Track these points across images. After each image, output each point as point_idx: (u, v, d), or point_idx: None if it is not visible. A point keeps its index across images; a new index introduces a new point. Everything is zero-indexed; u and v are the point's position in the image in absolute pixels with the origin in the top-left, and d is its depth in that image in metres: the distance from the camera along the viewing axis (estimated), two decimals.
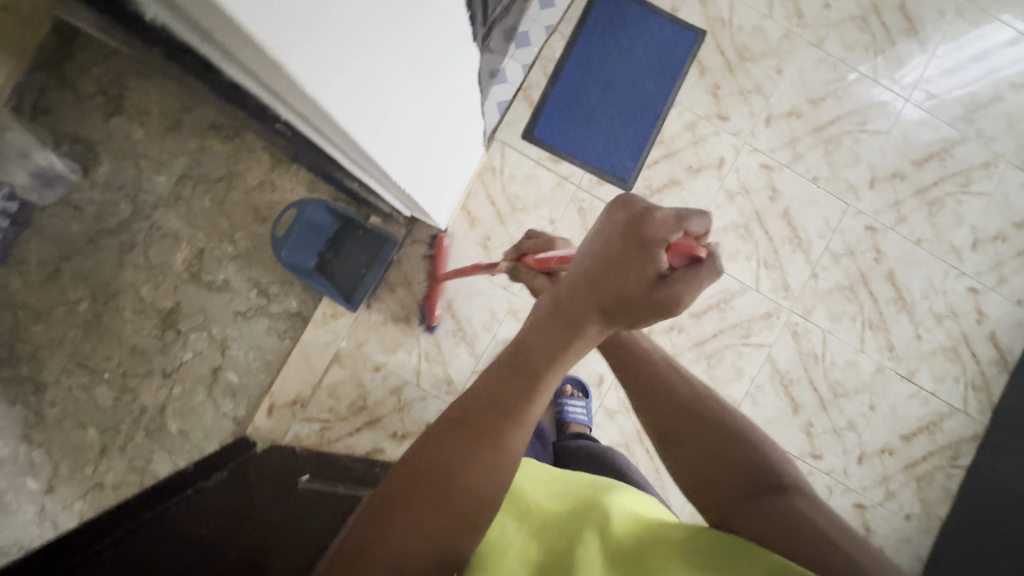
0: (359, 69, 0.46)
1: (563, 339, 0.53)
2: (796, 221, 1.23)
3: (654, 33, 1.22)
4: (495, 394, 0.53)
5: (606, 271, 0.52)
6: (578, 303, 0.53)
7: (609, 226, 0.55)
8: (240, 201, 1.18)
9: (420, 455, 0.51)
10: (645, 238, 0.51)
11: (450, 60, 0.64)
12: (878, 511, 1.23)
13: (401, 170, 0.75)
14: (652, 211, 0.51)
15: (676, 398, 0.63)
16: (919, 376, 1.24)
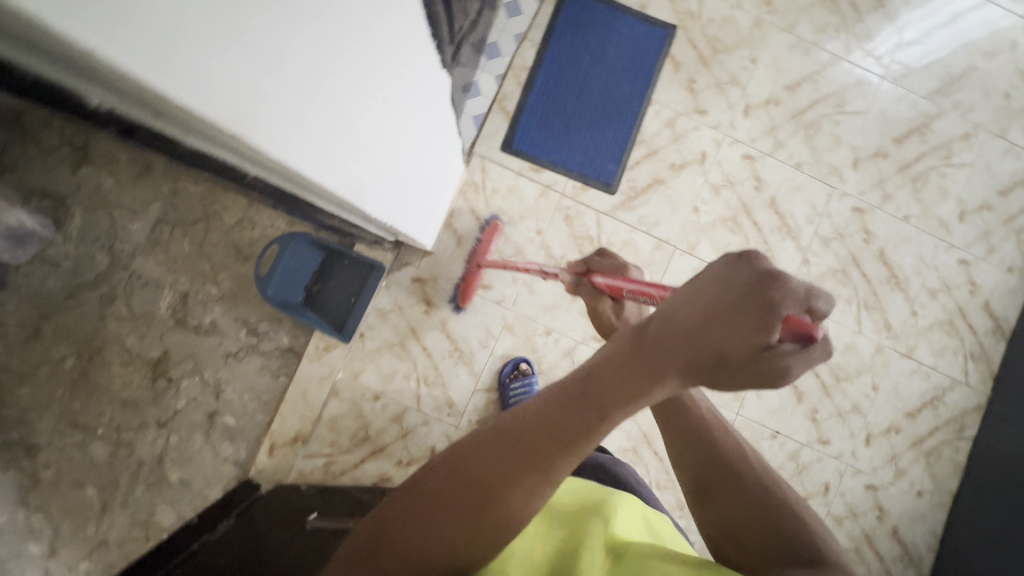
0: (323, 118, 0.45)
1: (635, 388, 0.42)
2: (783, 210, 1.23)
3: (624, 32, 1.21)
4: (549, 426, 0.44)
5: (707, 326, 0.38)
6: (666, 351, 0.40)
7: (718, 276, 0.39)
8: (221, 241, 1.15)
9: (459, 464, 0.46)
10: (769, 303, 0.36)
11: (415, 90, 0.62)
12: (890, 490, 1.23)
13: (381, 204, 0.73)
14: (779, 278, 0.36)
15: (721, 465, 0.62)
16: (918, 352, 1.24)
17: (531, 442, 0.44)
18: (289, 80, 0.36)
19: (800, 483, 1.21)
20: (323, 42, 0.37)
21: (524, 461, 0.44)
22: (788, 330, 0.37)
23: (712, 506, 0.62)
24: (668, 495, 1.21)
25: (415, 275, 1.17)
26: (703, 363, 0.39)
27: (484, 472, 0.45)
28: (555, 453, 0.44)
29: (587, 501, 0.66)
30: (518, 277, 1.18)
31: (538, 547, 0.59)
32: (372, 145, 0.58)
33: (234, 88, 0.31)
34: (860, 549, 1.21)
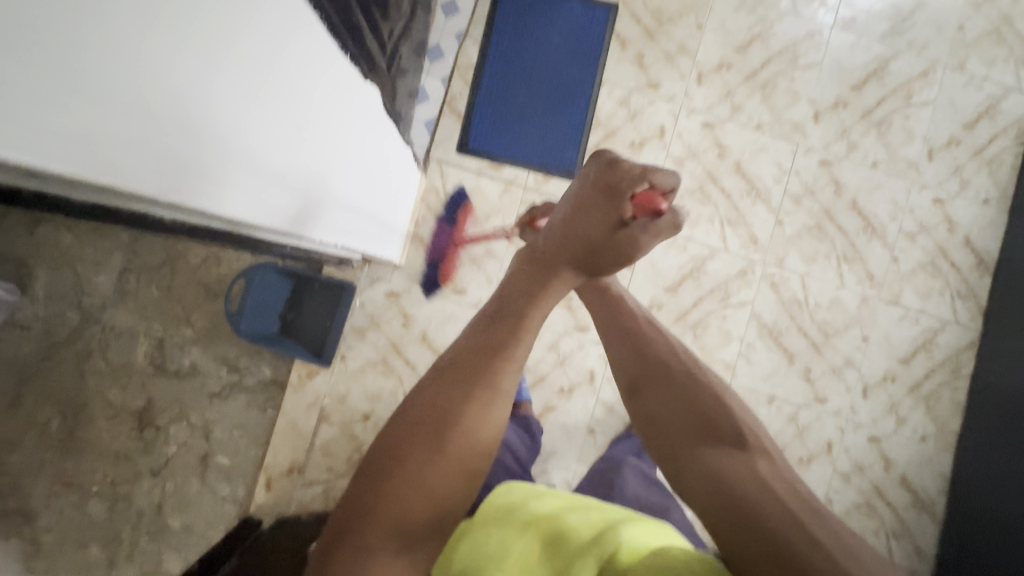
0: (247, 165, 0.49)
1: (542, 280, 0.64)
2: (750, 173, 1.21)
3: (566, 16, 1.19)
4: (484, 341, 0.59)
5: (577, 221, 0.64)
6: (563, 242, 0.64)
7: (586, 183, 0.66)
8: (190, 282, 1.14)
9: (415, 403, 0.56)
10: (614, 190, 0.63)
11: (354, 126, 0.68)
12: (893, 439, 1.22)
13: (329, 230, 0.77)
14: (625, 166, 0.63)
15: (656, 368, 0.68)
16: (904, 298, 1.23)
17: (470, 358, 0.58)
18: (210, 138, 0.41)
19: (802, 444, 1.20)
20: (231, 98, 0.42)
21: (471, 382, 0.57)
22: (638, 206, 0.63)
23: (644, 400, 0.66)
24: None
25: (388, 290, 1.16)
26: (588, 247, 0.64)
27: (435, 404, 0.55)
28: (489, 356, 0.58)
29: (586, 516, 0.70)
30: (492, 278, 1.17)
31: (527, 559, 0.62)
32: (307, 178, 0.63)
33: (143, 152, 0.35)
34: (870, 501, 1.21)
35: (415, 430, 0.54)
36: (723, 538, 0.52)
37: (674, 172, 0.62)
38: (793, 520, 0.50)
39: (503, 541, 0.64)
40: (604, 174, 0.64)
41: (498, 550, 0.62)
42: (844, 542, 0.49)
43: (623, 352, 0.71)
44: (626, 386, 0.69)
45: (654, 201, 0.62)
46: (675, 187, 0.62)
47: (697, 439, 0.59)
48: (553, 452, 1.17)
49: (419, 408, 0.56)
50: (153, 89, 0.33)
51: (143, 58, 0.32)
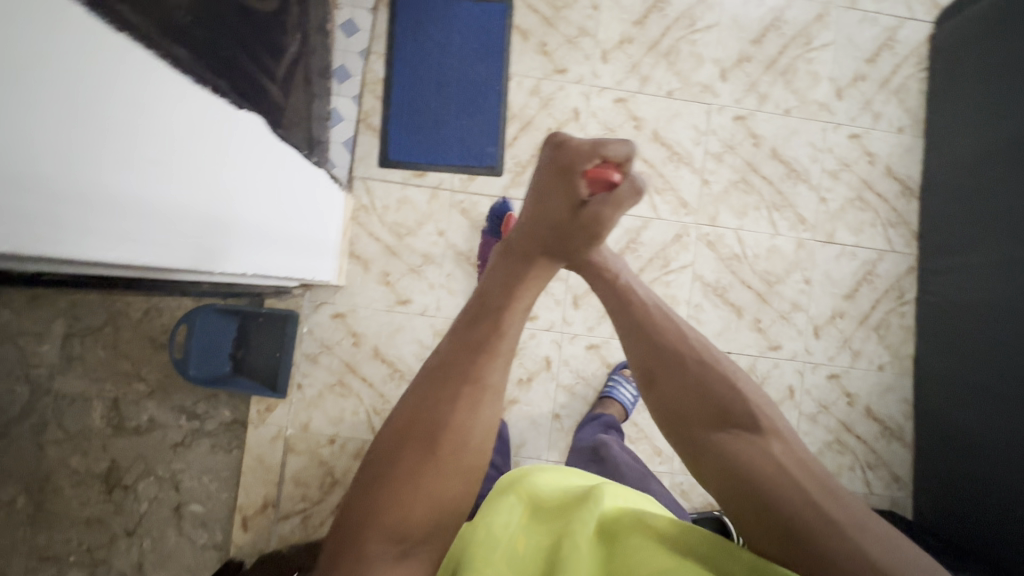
0: (137, 214, 0.50)
1: (521, 271, 0.62)
2: (668, 140, 1.23)
3: (464, 17, 1.21)
4: (467, 339, 0.58)
5: (540, 209, 0.63)
6: (535, 233, 0.63)
7: (544, 165, 0.64)
8: (135, 337, 1.14)
9: (401, 419, 0.54)
10: (569, 171, 0.61)
11: (247, 151, 0.69)
12: (851, 373, 1.25)
13: (251, 263, 0.80)
14: (584, 142, 0.60)
15: (675, 355, 0.62)
16: (839, 235, 1.26)
17: (453, 360, 0.57)
18: (95, 198, 0.44)
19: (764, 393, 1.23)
20: (108, 158, 0.44)
21: (459, 381, 0.56)
22: (594, 183, 0.61)
23: (663, 391, 0.62)
24: (643, 445, 1.22)
25: (333, 312, 1.16)
26: (556, 235, 0.63)
27: (421, 410, 0.54)
28: (473, 354, 0.57)
29: (571, 485, 0.68)
30: (434, 283, 1.18)
31: (520, 541, 0.58)
32: (211, 218, 0.65)
33: (34, 223, 0.38)
34: (840, 437, 1.24)
35: (406, 449, 0.53)
36: (754, 534, 0.54)
37: (627, 143, 0.59)
38: (801, 494, 0.53)
39: (490, 528, 0.59)
40: (560, 154, 0.62)
41: (486, 539, 0.57)
42: (858, 519, 0.52)
43: (632, 342, 0.65)
44: (645, 378, 0.63)
45: (610, 175, 0.61)
46: (631, 155, 0.60)
47: (706, 426, 0.58)
48: (522, 443, 1.18)
49: (405, 426, 0.54)
50: (37, 165, 0.37)
51: (27, 143, 0.35)
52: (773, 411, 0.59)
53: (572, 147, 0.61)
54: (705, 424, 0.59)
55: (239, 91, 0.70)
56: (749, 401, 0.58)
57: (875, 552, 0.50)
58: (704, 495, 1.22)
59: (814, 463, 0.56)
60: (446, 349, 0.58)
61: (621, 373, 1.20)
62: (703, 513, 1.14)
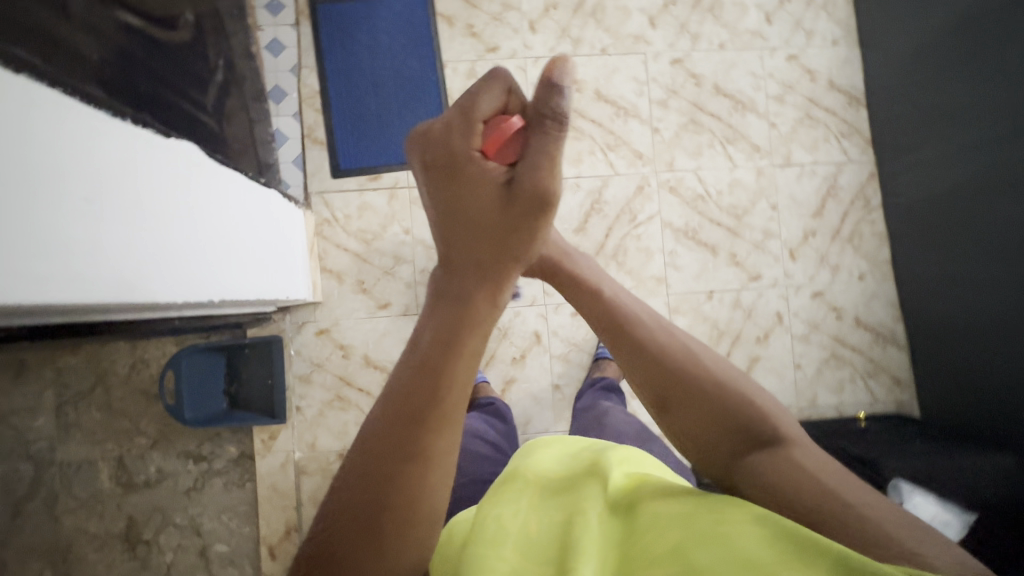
0: (98, 257, 0.52)
1: (460, 307, 0.47)
2: (611, 96, 1.24)
3: (386, 15, 1.20)
4: (406, 403, 0.44)
5: (458, 208, 0.47)
6: (466, 248, 0.48)
7: (433, 160, 0.47)
8: (126, 393, 1.13)
9: (341, 502, 0.43)
10: (457, 159, 0.46)
11: (184, 184, 0.68)
12: (835, 287, 1.26)
13: (230, 293, 0.81)
14: (468, 109, 0.45)
15: (687, 379, 0.55)
16: (795, 156, 1.27)
17: (391, 434, 0.44)
18: (53, 246, 0.45)
19: (752, 324, 1.24)
20: (46, 204, 0.45)
21: (402, 454, 0.43)
22: (497, 152, 0.46)
23: (682, 416, 0.55)
24: None
25: (317, 329, 1.16)
26: (487, 240, 0.47)
27: (357, 497, 0.43)
28: (414, 422, 0.44)
29: (582, 455, 0.62)
30: (410, 281, 1.18)
31: (532, 526, 0.50)
32: (168, 255, 0.64)
33: None
34: (836, 352, 1.25)
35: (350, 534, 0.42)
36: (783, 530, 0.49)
37: (503, 72, 0.45)
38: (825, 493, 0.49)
39: (500, 523, 0.50)
40: (433, 152, 0.47)
41: (494, 531, 0.48)
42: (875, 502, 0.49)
43: (632, 368, 0.58)
44: (656, 403, 0.57)
45: (510, 134, 0.45)
46: (522, 95, 0.46)
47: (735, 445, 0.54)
48: (528, 420, 1.19)
49: (345, 507, 0.43)
50: None
51: None
52: (785, 418, 0.55)
53: (450, 129, 0.45)
54: (721, 438, 0.54)
55: (170, 122, 0.69)
56: (763, 415, 0.54)
57: (904, 538, 0.45)
58: None
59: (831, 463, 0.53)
60: (380, 409, 0.46)
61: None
62: None
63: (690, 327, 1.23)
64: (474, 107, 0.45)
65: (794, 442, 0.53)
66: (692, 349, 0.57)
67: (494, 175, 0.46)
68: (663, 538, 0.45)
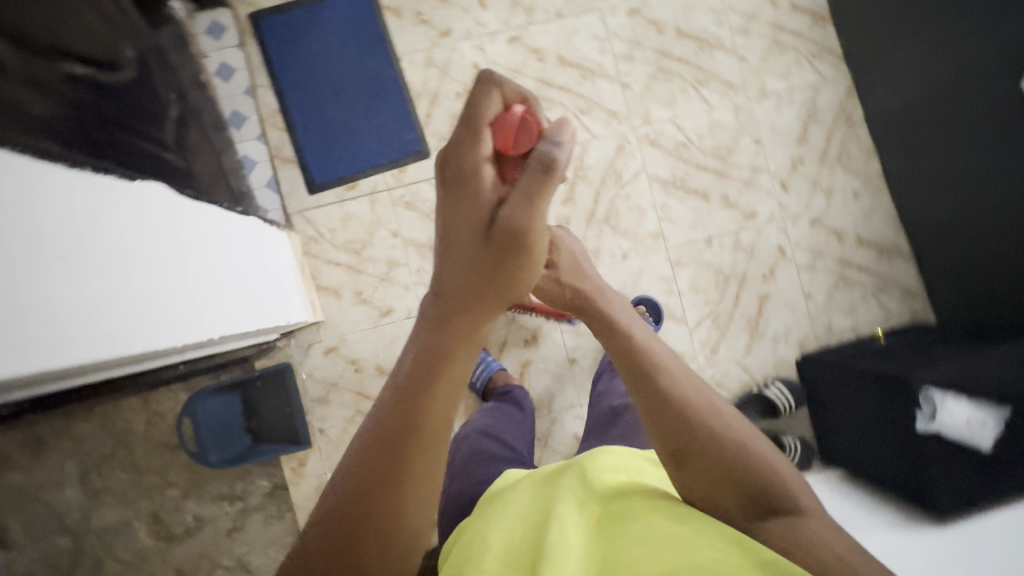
0: (76, 314, 0.49)
1: (444, 344, 0.43)
2: (575, 58, 1.21)
3: (332, 18, 1.17)
4: (387, 440, 0.42)
5: (453, 232, 0.44)
6: (458, 282, 0.44)
7: (443, 175, 0.44)
8: (147, 448, 1.11)
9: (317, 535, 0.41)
10: (466, 176, 0.43)
11: (158, 225, 0.66)
12: (831, 210, 1.25)
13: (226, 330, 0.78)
14: (480, 115, 0.42)
15: (709, 435, 0.53)
16: (770, 86, 1.25)
17: (371, 470, 0.42)
18: (22, 308, 0.42)
19: (757, 262, 1.23)
20: (15, 272, 0.42)
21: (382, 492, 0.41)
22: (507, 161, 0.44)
23: (692, 474, 0.54)
24: None
25: (325, 348, 1.15)
26: (480, 273, 0.43)
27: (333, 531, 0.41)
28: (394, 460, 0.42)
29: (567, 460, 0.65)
30: (409, 284, 1.16)
31: (517, 533, 0.54)
32: (151, 302, 0.61)
33: None
34: (843, 274, 1.24)
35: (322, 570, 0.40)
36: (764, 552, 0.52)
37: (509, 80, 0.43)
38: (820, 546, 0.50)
39: (482, 539, 0.55)
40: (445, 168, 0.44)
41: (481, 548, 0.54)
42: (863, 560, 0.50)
43: (653, 422, 0.55)
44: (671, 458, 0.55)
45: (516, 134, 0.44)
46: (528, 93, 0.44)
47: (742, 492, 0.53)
48: (552, 399, 1.18)
49: (317, 544, 0.41)
50: None
51: None
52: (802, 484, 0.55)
53: (459, 145, 0.42)
54: (722, 491, 0.53)
55: (132, 165, 0.67)
56: (778, 481, 0.53)
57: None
58: (738, 377, 1.22)
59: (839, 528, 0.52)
60: (360, 443, 0.43)
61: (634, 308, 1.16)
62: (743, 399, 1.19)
63: (696, 277, 1.22)
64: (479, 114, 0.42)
65: (806, 512, 0.53)
66: (717, 404, 0.55)
67: (495, 194, 0.43)
68: (647, 549, 0.47)
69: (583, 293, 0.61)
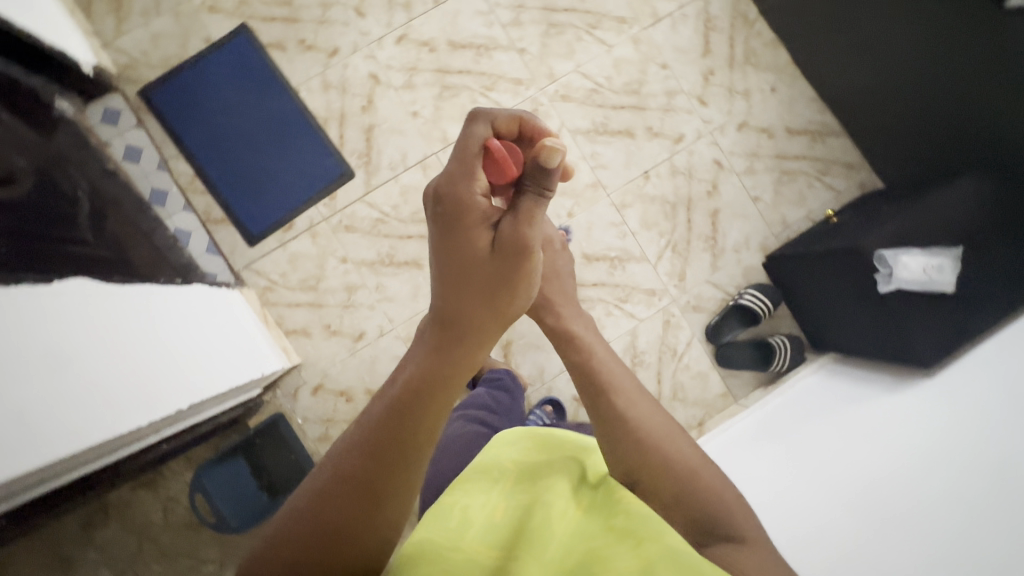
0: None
1: (452, 354, 0.51)
2: (465, 39, 1.21)
3: (220, 71, 1.17)
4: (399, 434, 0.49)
5: (456, 249, 0.50)
6: (464, 296, 0.51)
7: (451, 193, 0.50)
8: (172, 536, 1.12)
9: (323, 502, 0.48)
10: (464, 208, 0.50)
11: (89, 318, 0.66)
12: (754, 110, 1.26)
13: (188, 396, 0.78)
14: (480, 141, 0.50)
15: (660, 460, 0.57)
16: (660, 9, 1.25)
17: (383, 456, 0.48)
18: None
19: (697, 181, 1.24)
20: None
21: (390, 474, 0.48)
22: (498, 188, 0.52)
23: (648, 488, 0.57)
24: (641, 296, 1.22)
25: (311, 388, 1.16)
26: (473, 301, 0.50)
27: (343, 499, 0.48)
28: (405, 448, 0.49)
29: (557, 447, 0.65)
30: (372, 303, 1.17)
31: (498, 512, 0.56)
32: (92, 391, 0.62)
33: None
34: (783, 168, 1.26)
35: (314, 530, 0.47)
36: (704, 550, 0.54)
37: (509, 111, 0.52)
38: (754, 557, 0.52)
39: (464, 511, 0.56)
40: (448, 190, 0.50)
41: (461, 520, 0.54)
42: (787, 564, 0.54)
43: (607, 440, 0.59)
44: (624, 481, 0.58)
45: (512, 165, 0.51)
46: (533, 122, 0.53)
47: (686, 508, 0.56)
48: (543, 369, 1.20)
49: (323, 510, 0.47)
50: None
51: None
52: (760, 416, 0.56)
53: (457, 177, 0.49)
54: (669, 513, 0.56)
55: (60, 268, 0.68)
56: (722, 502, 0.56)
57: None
58: (714, 295, 1.23)
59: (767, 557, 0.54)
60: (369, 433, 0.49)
61: (543, 409, 1.15)
62: (723, 315, 1.21)
63: (644, 213, 1.23)
64: (473, 152, 0.50)
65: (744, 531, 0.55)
66: (671, 431, 0.60)
67: (485, 225, 0.50)
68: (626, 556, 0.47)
69: (548, 296, 0.69)
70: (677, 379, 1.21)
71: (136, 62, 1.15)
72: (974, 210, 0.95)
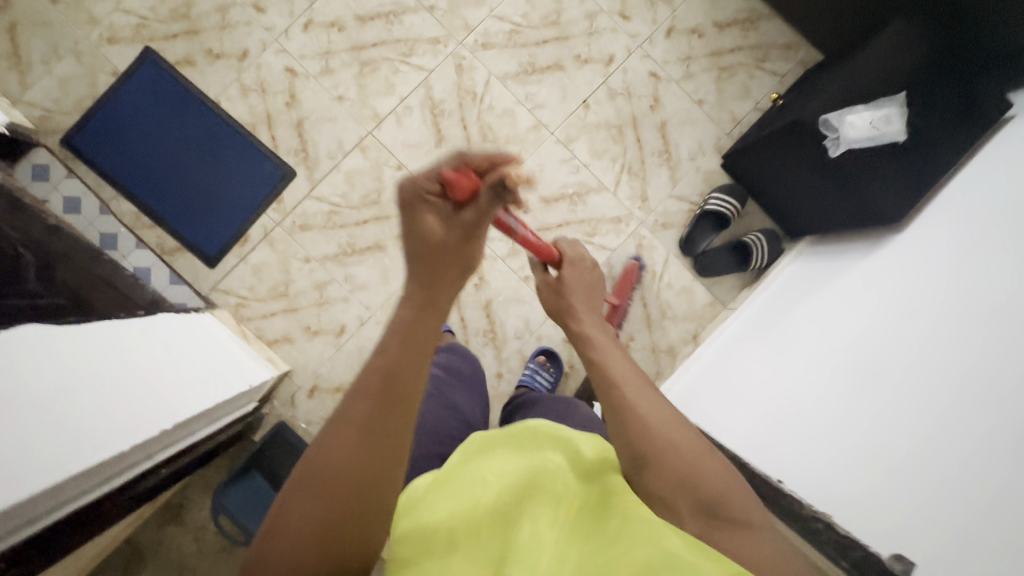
0: None
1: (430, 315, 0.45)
2: (372, 10, 1.18)
3: (135, 100, 1.15)
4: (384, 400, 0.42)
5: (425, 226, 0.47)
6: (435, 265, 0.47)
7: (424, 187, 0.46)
8: (209, 562, 1.13)
9: (303, 484, 0.40)
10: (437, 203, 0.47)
11: (59, 359, 0.66)
12: (677, 13, 1.23)
13: (172, 414, 0.78)
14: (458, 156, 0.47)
15: (666, 444, 0.46)
16: None
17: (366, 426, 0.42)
18: None
19: (637, 97, 1.22)
20: None
21: (375, 449, 0.42)
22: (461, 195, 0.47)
23: (651, 473, 0.45)
24: (608, 225, 1.20)
25: (307, 392, 1.16)
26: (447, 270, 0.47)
27: (325, 479, 0.40)
28: (390, 414, 0.43)
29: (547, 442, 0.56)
30: (346, 295, 1.16)
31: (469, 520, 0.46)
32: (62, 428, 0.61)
33: None
34: (721, 64, 1.23)
35: (291, 536, 0.39)
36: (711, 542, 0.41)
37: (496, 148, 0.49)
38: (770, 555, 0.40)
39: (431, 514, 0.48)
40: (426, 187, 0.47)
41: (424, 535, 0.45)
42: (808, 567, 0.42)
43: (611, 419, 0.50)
44: (629, 468, 0.47)
45: (470, 177, 0.45)
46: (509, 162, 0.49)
47: (692, 497, 0.44)
48: (528, 320, 1.19)
49: (307, 493, 0.40)
50: None
51: None
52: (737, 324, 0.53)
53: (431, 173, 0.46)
54: (670, 500, 0.44)
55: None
56: (732, 495, 0.44)
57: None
58: (680, 208, 1.22)
59: (786, 551, 0.42)
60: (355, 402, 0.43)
61: (537, 360, 1.16)
62: (692, 225, 1.19)
63: (592, 143, 1.21)
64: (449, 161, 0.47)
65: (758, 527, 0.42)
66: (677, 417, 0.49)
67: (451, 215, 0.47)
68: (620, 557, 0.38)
69: (572, 305, 0.65)
70: (663, 299, 1.21)
71: (50, 112, 1.13)
72: (908, 54, 0.94)
